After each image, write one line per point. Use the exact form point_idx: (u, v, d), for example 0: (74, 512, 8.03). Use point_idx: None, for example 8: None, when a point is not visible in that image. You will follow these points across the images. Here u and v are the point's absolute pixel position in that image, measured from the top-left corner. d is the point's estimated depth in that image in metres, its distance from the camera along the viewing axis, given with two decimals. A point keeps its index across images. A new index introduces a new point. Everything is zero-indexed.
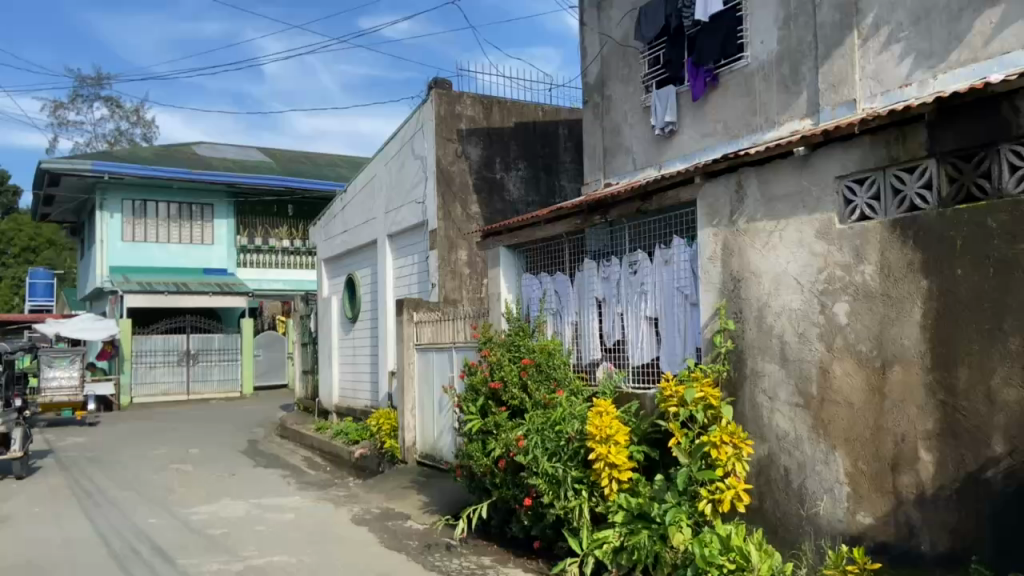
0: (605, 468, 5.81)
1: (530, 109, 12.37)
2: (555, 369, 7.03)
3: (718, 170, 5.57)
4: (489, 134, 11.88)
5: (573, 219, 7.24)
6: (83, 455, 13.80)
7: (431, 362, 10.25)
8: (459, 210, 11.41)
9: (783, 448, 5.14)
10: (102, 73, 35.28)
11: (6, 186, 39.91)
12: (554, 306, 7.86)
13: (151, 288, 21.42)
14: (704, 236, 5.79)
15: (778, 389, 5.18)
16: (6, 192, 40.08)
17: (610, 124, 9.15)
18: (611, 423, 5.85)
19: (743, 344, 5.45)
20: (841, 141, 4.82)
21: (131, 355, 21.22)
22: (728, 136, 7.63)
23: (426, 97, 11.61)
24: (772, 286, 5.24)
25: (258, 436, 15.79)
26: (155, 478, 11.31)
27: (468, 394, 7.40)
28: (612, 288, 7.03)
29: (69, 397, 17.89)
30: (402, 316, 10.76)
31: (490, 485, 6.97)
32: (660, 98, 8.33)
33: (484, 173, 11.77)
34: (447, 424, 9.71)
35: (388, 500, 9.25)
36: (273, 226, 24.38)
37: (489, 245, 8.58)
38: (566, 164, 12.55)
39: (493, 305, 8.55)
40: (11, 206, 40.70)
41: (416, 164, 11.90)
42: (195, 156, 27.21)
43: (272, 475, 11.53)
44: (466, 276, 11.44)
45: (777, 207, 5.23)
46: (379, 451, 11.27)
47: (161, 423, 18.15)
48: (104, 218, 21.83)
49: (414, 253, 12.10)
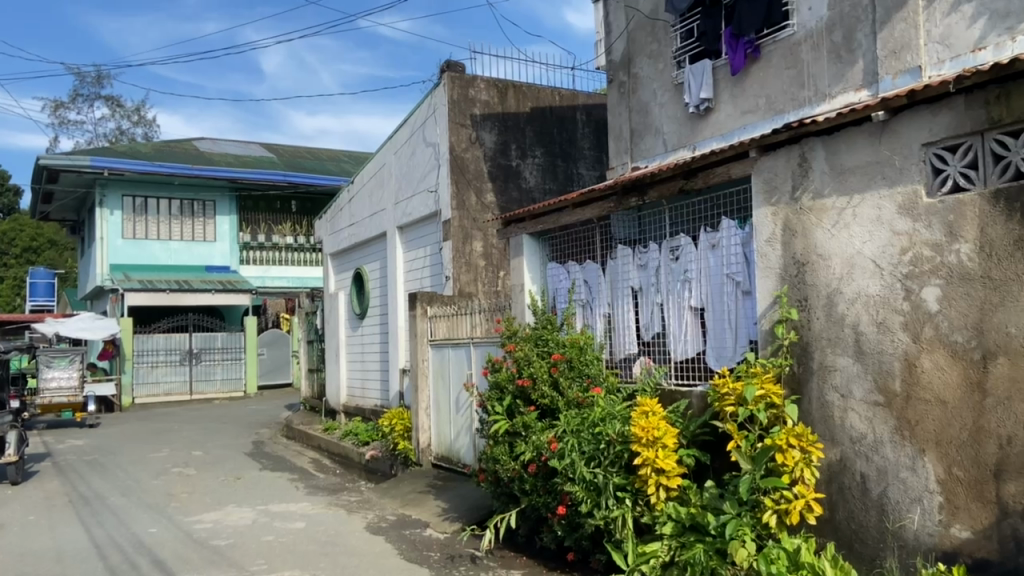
0: (652, 473, 5.23)
1: (546, 93, 11.78)
2: (588, 365, 6.48)
3: (779, 141, 5.00)
4: (504, 120, 11.30)
5: (605, 203, 6.67)
6: (81, 459, 13.23)
7: (447, 359, 9.68)
8: (473, 199, 10.83)
9: (859, 453, 4.57)
10: (102, 72, 34.82)
11: (7, 186, 39.44)
12: (584, 297, 7.26)
13: (152, 286, 20.86)
14: (761, 216, 5.20)
15: (852, 386, 4.61)
16: (7, 192, 39.59)
17: (638, 104, 8.56)
18: (658, 424, 5.27)
19: (808, 335, 4.87)
20: (929, 103, 4.23)
21: (132, 354, 20.68)
22: (771, 113, 7.03)
23: (438, 80, 11.03)
24: (844, 270, 4.66)
25: (264, 438, 15.23)
26: (156, 484, 10.75)
27: (493, 392, 6.83)
28: (650, 277, 6.44)
29: (69, 397, 17.35)
30: (415, 310, 10.16)
31: (518, 492, 6.39)
32: (693, 74, 7.71)
33: (499, 160, 11.18)
34: (466, 424, 9.14)
35: (404, 506, 8.66)
36: (276, 222, 23.82)
37: (511, 231, 8.00)
38: (584, 151, 11.96)
39: (516, 298, 7.97)
40: (13, 207, 40.20)
41: (428, 152, 11.32)
42: (195, 152, 26.66)
43: (280, 479, 10.95)
44: (481, 268, 10.86)
45: (849, 181, 4.64)
46: (391, 453, 10.68)
47: (163, 424, 17.59)
48: (103, 214, 21.27)
49: (426, 244, 11.53)
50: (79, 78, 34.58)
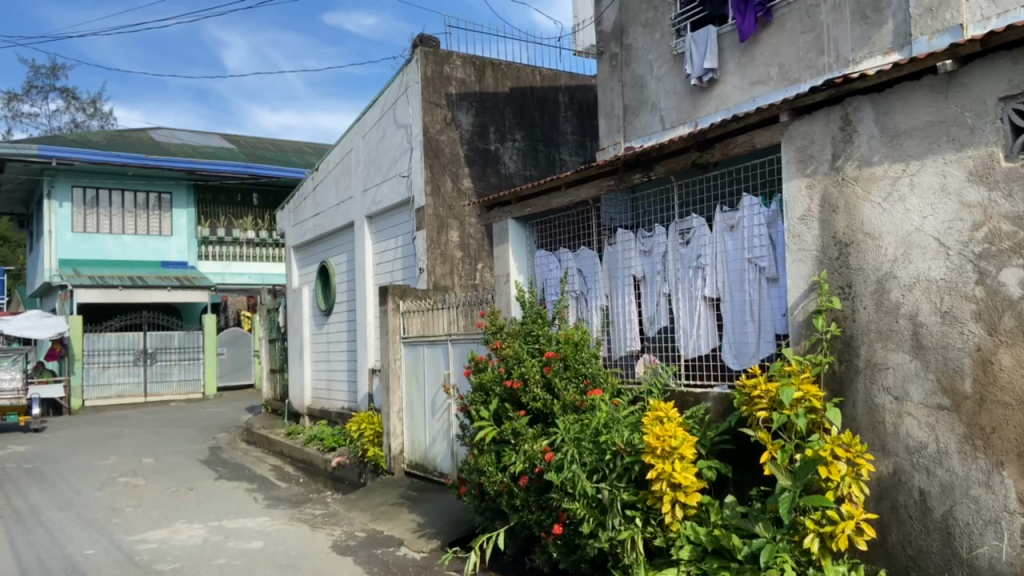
0: (667, 490, 4.48)
1: (527, 73, 11.03)
2: (585, 364, 5.74)
3: (816, 102, 4.32)
4: (481, 100, 10.52)
5: (603, 181, 5.93)
6: (19, 467, 12.12)
7: (421, 357, 8.87)
8: (449, 184, 10.03)
9: (917, 466, 3.90)
10: (58, 63, 33.33)
11: None
12: (578, 287, 6.52)
13: (104, 282, 19.65)
14: (794, 190, 4.49)
15: (908, 386, 3.93)
16: None
17: (632, 78, 7.84)
18: (675, 431, 4.50)
19: (853, 328, 4.18)
20: (1009, 49, 3.56)
21: (82, 354, 19.41)
22: (784, 83, 6.37)
23: (410, 56, 10.20)
24: (900, 250, 3.98)
25: (222, 443, 14.22)
26: (100, 496, 9.74)
27: (476, 395, 6.08)
28: (655, 264, 5.71)
29: (12, 400, 16.15)
30: (386, 305, 9.32)
31: (506, 508, 5.65)
32: (695, 42, 7.00)
33: (476, 143, 10.40)
34: (443, 429, 8.34)
35: (374, 521, 7.83)
36: (237, 215, 22.70)
37: (494, 217, 7.24)
38: (566, 135, 11.21)
39: (502, 290, 7.21)
40: None
41: (399, 134, 10.50)
42: (151, 142, 25.39)
43: (238, 489, 10.01)
44: (457, 259, 10.06)
45: (905, 145, 3.96)
46: (359, 460, 9.86)
47: (113, 428, 16.45)
48: (52, 207, 20.05)
49: (397, 234, 10.70)
50: (33, 69, 33.04)
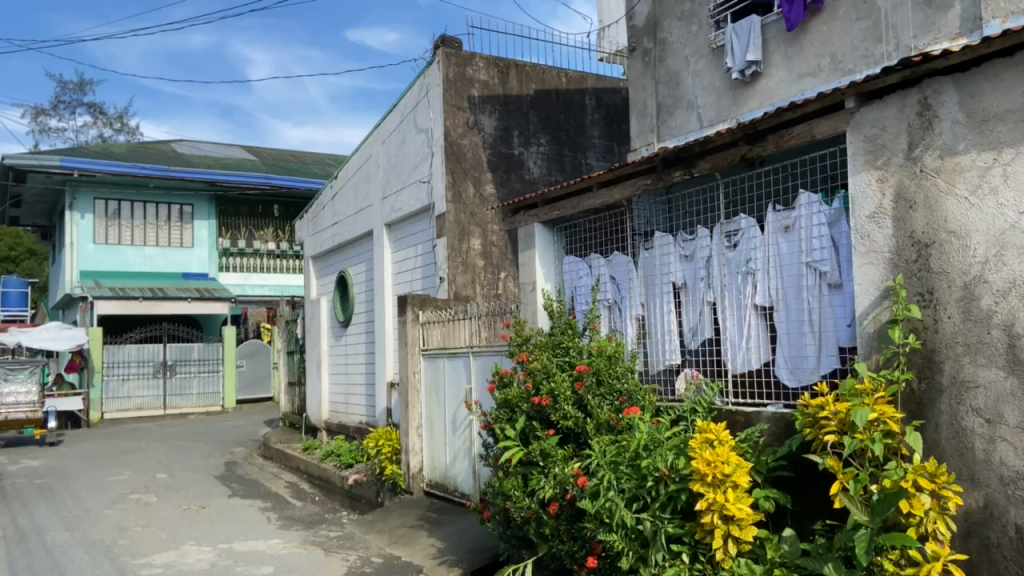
0: (719, 523, 3.96)
1: (553, 75, 10.58)
2: (619, 379, 5.24)
3: (887, 86, 3.85)
4: (505, 103, 10.09)
5: (641, 180, 5.46)
6: (30, 483, 11.79)
7: (441, 371, 8.41)
8: (471, 190, 9.59)
9: (1014, 500, 3.37)
10: (85, 79, 33.56)
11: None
12: (611, 295, 6.03)
13: (124, 294, 19.44)
14: (862, 184, 4.00)
15: (1002, 408, 3.41)
16: None
17: (666, 75, 7.35)
18: (728, 456, 3.99)
19: (935, 341, 3.67)
20: None
21: (102, 366, 19.12)
22: (837, 74, 5.87)
23: (431, 58, 9.80)
24: (991, 251, 3.48)
25: (238, 458, 13.83)
26: (109, 515, 9.36)
27: (501, 411, 5.60)
28: (698, 270, 5.21)
29: (28, 413, 15.78)
30: (406, 316, 8.89)
31: (534, 537, 5.15)
32: (737, 33, 6.52)
33: (500, 148, 9.96)
34: (465, 447, 7.87)
35: (392, 545, 7.35)
36: (258, 227, 22.47)
37: (519, 221, 6.77)
38: (594, 140, 10.72)
39: (528, 299, 6.72)
40: None
41: (420, 138, 10.09)
42: (172, 153, 25.28)
43: (251, 508, 9.57)
44: (480, 268, 9.61)
45: (996, 131, 3.47)
46: (377, 478, 9.39)
47: (130, 442, 16.13)
48: (74, 219, 19.91)
49: (417, 242, 10.27)
50: (60, 85, 33.28)
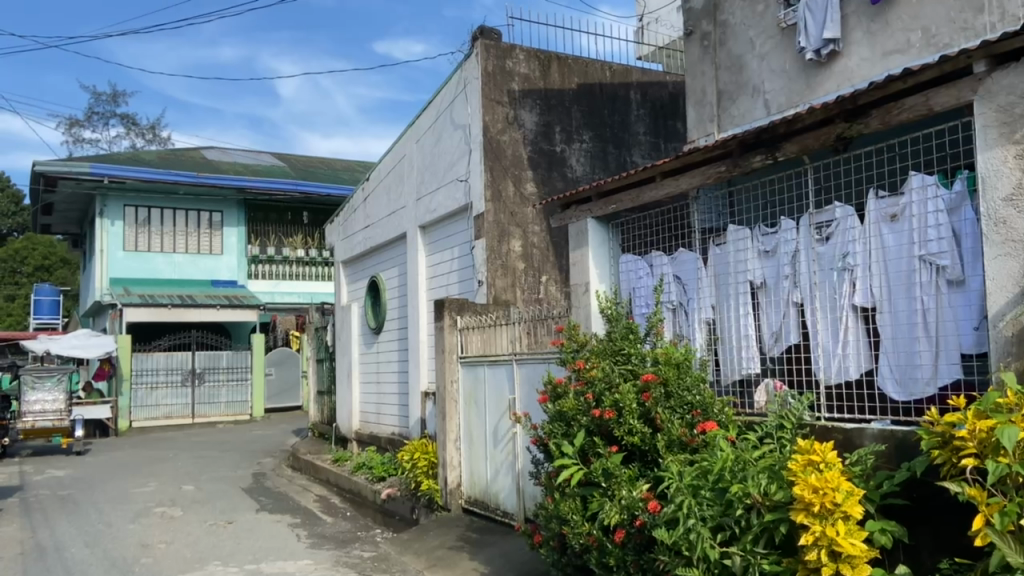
0: (826, 561, 3.36)
1: (596, 68, 10.00)
2: (689, 391, 4.66)
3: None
4: (547, 97, 9.56)
5: (716, 167, 4.88)
6: (53, 495, 11.44)
7: (481, 380, 7.86)
8: (511, 189, 9.07)
9: None
10: (118, 90, 33.74)
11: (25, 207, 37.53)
12: (675, 297, 5.45)
13: (153, 301, 19.20)
14: (994, 163, 3.43)
15: None
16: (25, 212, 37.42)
17: (727, 59, 6.78)
18: (837, 482, 3.39)
19: None
20: None
21: (130, 374, 18.92)
22: (930, 50, 5.27)
23: (469, 50, 9.31)
24: None
25: (266, 469, 13.38)
26: (131, 530, 8.92)
27: (555, 424, 5.04)
28: (781, 268, 4.62)
29: (54, 421, 15.53)
30: (442, 322, 8.35)
31: (595, 569, 4.55)
32: (811, 9, 5.94)
33: (541, 144, 9.42)
34: (508, 463, 7.32)
35: (431, 568, 6.80)
36: (287, 234, 22.16)
37: (569, 217, 6.22)
38: (640, 136, 10.13)
39: (581, 302, 6.15)
40: (28, 227, 37.93)
41: (457, 136, 9.59)
42: (203, 160, 25.13)
43: (279, 524, 9.07)
44: (520, 271, 9.06)
45: None
46: (412, 493, 8.86)
47: (157, 452, 15.77)
48: (104, 225, 19.74)
49: (454, 245, 9.76)
50: (94, 96, 33.47)
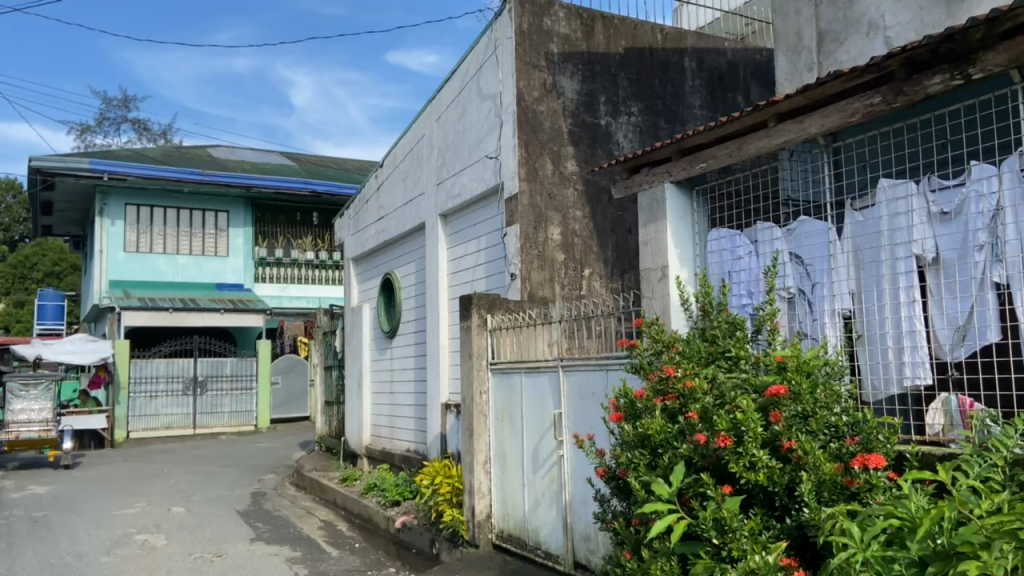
0: None
1: (646, 30, 8.63)
2: (833, 410, 3.31)
3: None
4: (590, 62, 8.21)
5: (867, 100, 3.56)
6: (27, 516, 10.14)
7: (517, 390, 6.51)
8: (549, 167, 7.74)
9: None
10: (130, 95, 32.79)
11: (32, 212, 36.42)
12: (794, 282, 4.14)
13: (153, 304, 17.91)
14: None
15: None
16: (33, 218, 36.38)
17: None
18: None
19: None
20: None
21: (127, 382, 17.66)
22: None
23: (501, 7, 7.98)
24: None
25: (268, 487, 12.04)
26: (104, 564, 7.60)
27: (637, 452, 3.65)
28: (973, 237, 3.33)
29: (40, 433, 14.21)
30: (468, 322, 6.95)
31: None
32: None
33: (583, 116, 8.09)
34: (551, 492, 5.97)
35: None
36: (296, 236, 20.87)
37: (640, 183, 4.87)
38: (695, 110, 8.80)
39: (655, 292, 4.80)
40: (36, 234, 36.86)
41: (486, 107, 8.28)
42: (210, 158, 23.94)
43: (275, 559, 7.73)
44: (560, 263, 7.71)
45: None
46: (432, 523, 7.52)
47: (151, 466, 14.48)
48: (103, 225, 18.50)
49: (481, 234, 8.43)
50: (105, 100, 32.50)
